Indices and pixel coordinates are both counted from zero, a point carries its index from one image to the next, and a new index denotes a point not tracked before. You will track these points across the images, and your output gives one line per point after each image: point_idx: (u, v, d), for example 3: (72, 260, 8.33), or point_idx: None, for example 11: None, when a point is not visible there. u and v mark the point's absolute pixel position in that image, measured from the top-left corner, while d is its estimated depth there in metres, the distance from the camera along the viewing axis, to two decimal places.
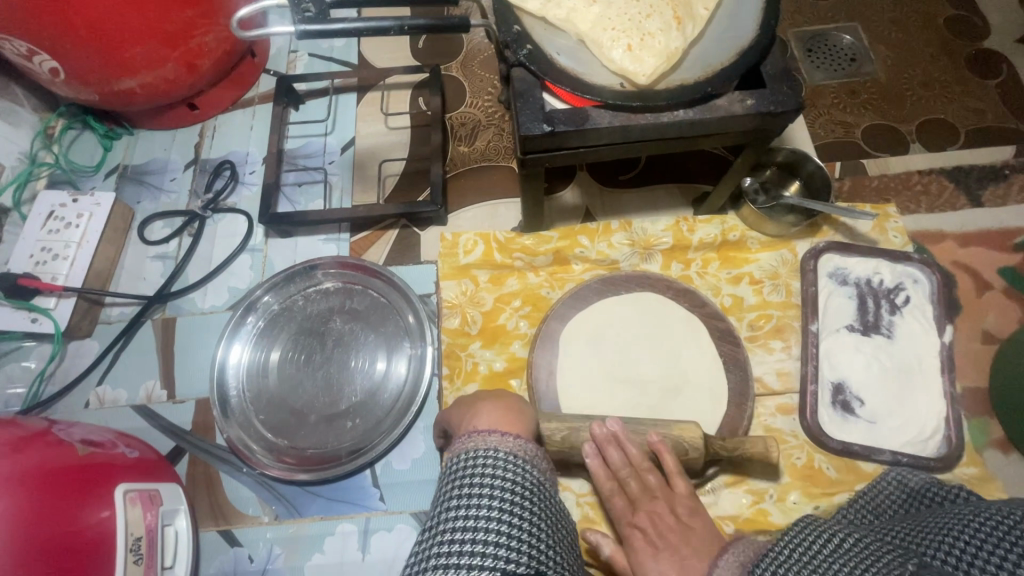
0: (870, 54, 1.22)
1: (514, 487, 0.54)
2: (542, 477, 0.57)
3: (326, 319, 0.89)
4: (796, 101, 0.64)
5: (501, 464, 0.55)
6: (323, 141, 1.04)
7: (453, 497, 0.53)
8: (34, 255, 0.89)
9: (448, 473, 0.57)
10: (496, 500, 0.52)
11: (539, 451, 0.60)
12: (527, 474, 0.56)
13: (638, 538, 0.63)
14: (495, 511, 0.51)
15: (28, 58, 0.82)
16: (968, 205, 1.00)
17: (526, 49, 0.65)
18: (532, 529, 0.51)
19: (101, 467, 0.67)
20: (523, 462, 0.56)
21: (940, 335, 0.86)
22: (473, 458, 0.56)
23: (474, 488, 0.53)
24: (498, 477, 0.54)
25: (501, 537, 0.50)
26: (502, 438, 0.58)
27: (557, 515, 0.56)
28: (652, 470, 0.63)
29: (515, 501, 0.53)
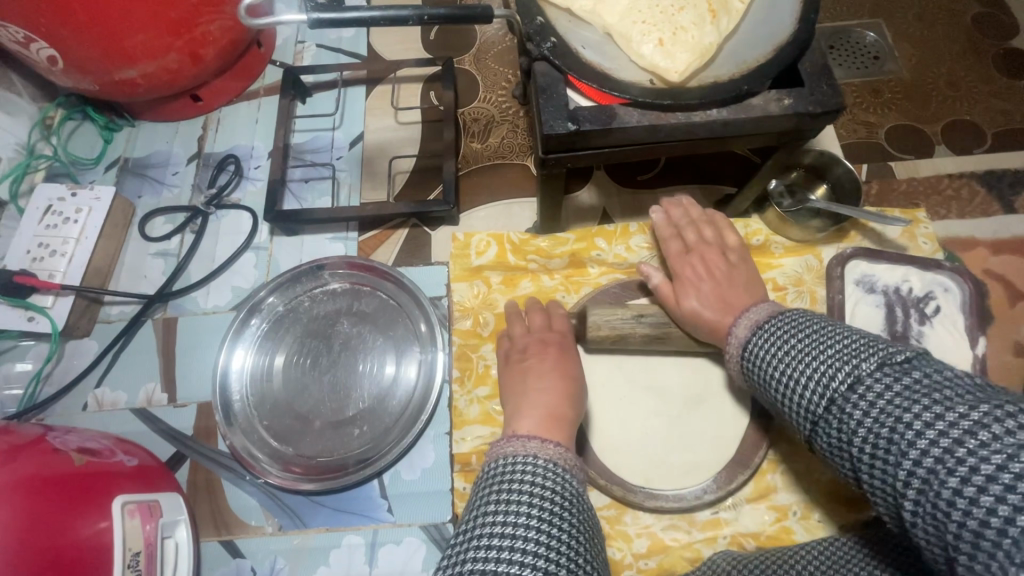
0: (896, 52, 1.18)
1: (554, 495, 0.51)
2: (581, 489, 0.54)
3: (334, 321, 0.85)
4: (835, 102, 0.60)
5: (540, 471, 0.53)
6: (331, 135, 1.01)
7: (488, 502, 0.51)
8: (31, 251, 0.85)
9: (483, 480, 0.54)
10: (535, 509, 0.49)
11: (577, 462, 0.57)
12: (567, 484, 0.53)
13: (690, 275, 0.75)
14: (533, 519, 0.48)
15: (25, 45, 0.79)
16: (1000, 211, 0.96)
17: (550, 42, 0.61)
18: (572, 542, 0.48)
19: (97, 477, 0.64)
20: (563, 470, 0.54)
21: (972, 347, 0.82)
22: (511, 464, 0.54)
23: (512, 493, 0.50)
24: (537, 484, 0.52)
25: (540, 547, 0.46)
26: (543, 445, 0.56)
27: (595, 531, 0.52)
28: (715, 257, 0.77)
29: (555, 511, 0.49)
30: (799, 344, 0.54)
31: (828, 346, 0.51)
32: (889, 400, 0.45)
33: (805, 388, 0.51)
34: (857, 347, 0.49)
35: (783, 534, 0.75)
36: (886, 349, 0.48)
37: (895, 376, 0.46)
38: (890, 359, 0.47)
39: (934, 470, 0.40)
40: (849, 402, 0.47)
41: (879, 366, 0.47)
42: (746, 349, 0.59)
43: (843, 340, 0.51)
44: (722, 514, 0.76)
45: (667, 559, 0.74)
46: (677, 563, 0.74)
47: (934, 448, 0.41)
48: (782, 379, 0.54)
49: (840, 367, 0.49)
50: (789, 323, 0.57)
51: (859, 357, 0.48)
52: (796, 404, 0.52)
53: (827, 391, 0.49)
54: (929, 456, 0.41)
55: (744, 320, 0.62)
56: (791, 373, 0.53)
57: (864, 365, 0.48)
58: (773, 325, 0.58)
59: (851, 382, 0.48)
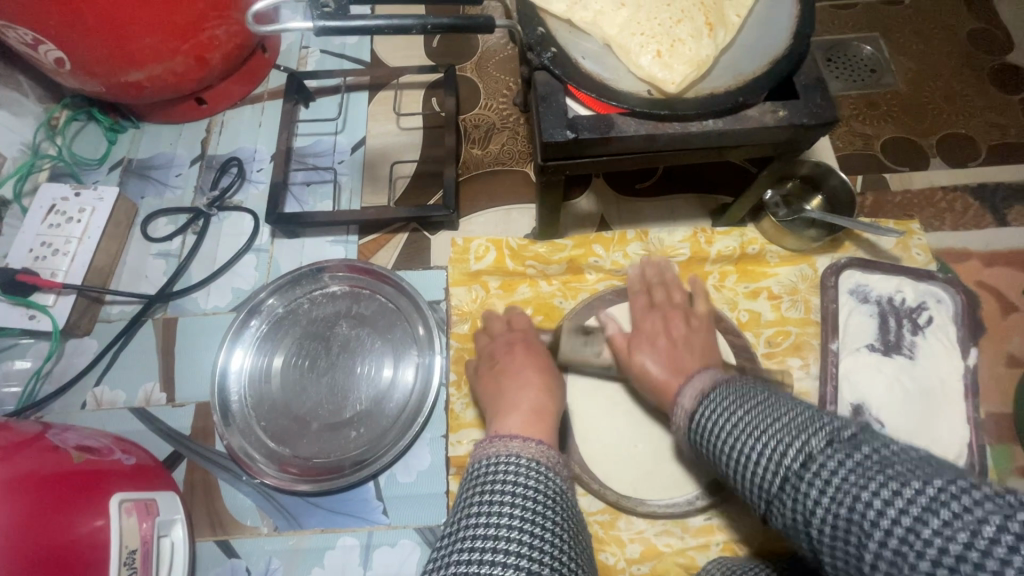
0: (893, 66, 1.20)
1: (537, 494, 0.51)
2: (564, 488, 0.55)
3: (333, 323, 0.86)
4: (830, 114, 0.62)
5: (522, 471, 0.53)
6: (333, 140, 1.02)
7: (473, 503, 0.51)
8: (34, 250, 0.86)
9: (468, 481, 0.55)
10: (518, 509, 0.50)
11: (560, 460, 0.58)
12: (549, 483, 0.53)
13: (648, 337, 0.73)
14: (516, 520, 0.49)
15: (33, 47, 0.80)
16: (992, 224, 0.98)
17: (550, 52, 0.62)
18: (555, 543, 0.48)
19: (95, 474, 0.64)
20: (545, 469, 0.54)
21: (963, 358, 0.83)
22: (494, 463, 0.55)
23: (494, 493, 0.51)
24: (520, 485, 0.52)
25: (523, 547, 0.47)
26: (524, 444, 0.57)
27: (579, 528, 0.53)
28: (676, 319, 0.75)
29: (537, 510, 0.50)
30: (745, 419, 0.49)
31: (777, 418, 0.47)
32: (843, 477, 0.40)
33: (756, 470, 0.47)
34: (805, 422, 0.45)
35: (775, 541, 0.75)
36: (833, 426, 0.44)
37: (843, 453, 0.41)
38: (839, 435, 0.43)
39: (901, 557, 0.35)
40: (800, 480, 0.42)
41: (827, 443, 0.43)
42: (694, 421, 0.55)
43: (789, 415, 0.47)
44: (714, 520, 0.77)
45: (660, 564, 0.75)
46: (670, 569, 0.75)
47: (899, 541, 0.36)
48: (732, 456, 0.49)
49: (787, 444, 0.45)
50: (738, 391, 0.53)
51: (804, 433, 0.45)
52: (747, 488, 0.48)
53: (778, 473, 0.45)
54: (892, 548, 0.36)
55: (689, 392, 0.58)
56: (739, 450, 0.49)
57: (814, 442, 0.43)
58: (722, 393, 0.54)
59: (803, 461, 0.43)
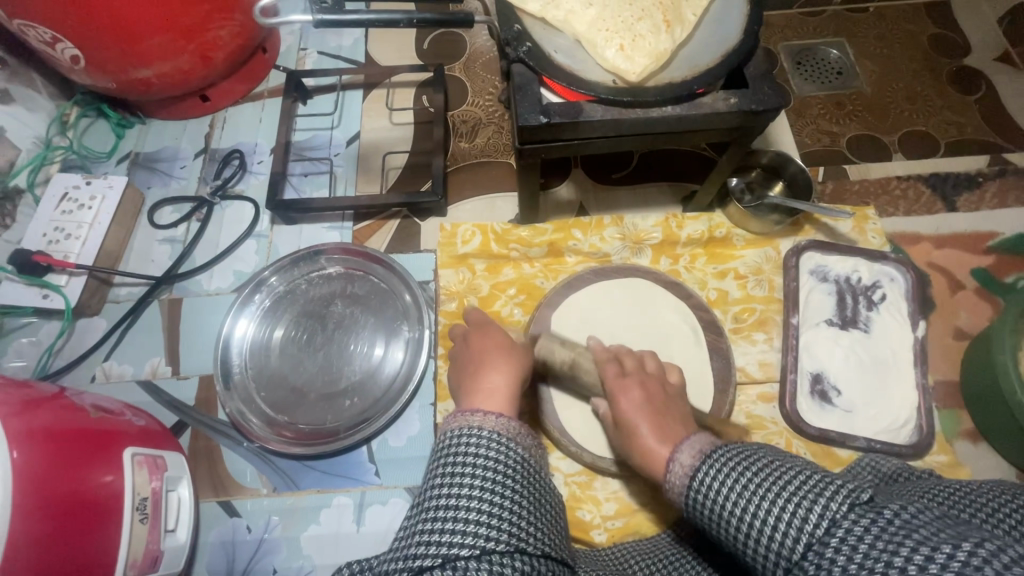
0: (856, 69, 1.28)
1: (496, 465, 0.56)
2: (527, 454, 0.59)
3: (328, 302, 0.92)
4: (776, 101, 0.69)
5: (483, 443, 0.58)
6: (329, 134, 1.08)
7: (437, 474, 0.56)
8: (47, 235, 0.92)
9: (437, 450, 0.60)
10: (478, 480, 0.54)
11: (524, 428, 0.62)
12: (510, 452, 0.58)
13: (628, 399, 0.68)
14: (476, 489, 0.54)
15: (51, 45, 0.86)
16: (943, 210, 1.05)
17: (525, 47, 0.69)
18: (514, 507, 0.53)
19: (111, 430, 0.70)
20: (506, 440, 0.59)
21: (913, 330, 0.90)
22: (458, 437, 0.59)
23: (456, 469, 0.56)
24: (480, 458, 0.56)
25: (481, 515, 0.52)
26: (486, 417, 0.61)
27: (544, 492, 0.57)
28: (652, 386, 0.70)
29: (496, 479, 0.55)
30: (756, 482, 0.49)
31: (787, 482, 0.47)
32: (869, 544, 0.40)
33: (774, 537, 0.46)
34: (817, 484, 0.45)
35: None
36: (850, 489, 0.44)
37: (868, 519, 0.41)
38: (859, 498, 0.43)
39: None
40: (824, 546, 0.42)
41: (849, 508, 0.42)
42: (693, 486, 0.53)
43: (801, 478, 0.47)
44: None
45: (633, 519, 0.80)
46: (642, 524, 0.80)
47: None
48: (744, 522, 0.48)
49: (807, 506, 0.44)
50: (740, 453, 0.53)
51: (823, 496, 0.44)
52: (761, 556, 0.47)
53: (799, 539, 0.44)
54: None
55: (685, 450, 0.57)
56: (752, 515, 0.48)
57: (835, 507, 0.43)
58: (723, 454, 0.54)
59: (826, 527, 0.43)
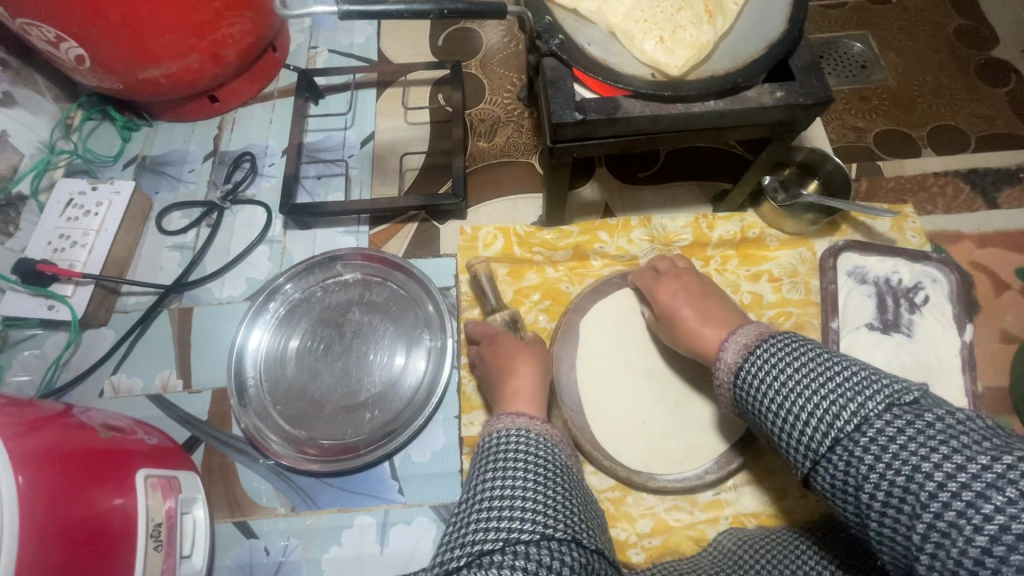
0: (884, 62, 1.24)
1: (545, 463, 0.53)
2: (569, 462, 0.56)
3: (346, 310, 0.88)
4: (825, 95, 0.64)
5: (529, 444, 0.55)
6: (343, 135, 1.04)
7: (485, 472, 0.53)
8: (52, 243, 0.88)
9: (479, 454, 0.57)
10: (530, 474, 0.51)
11: (563, 438, 0.60)
12: (556, 455, 0.55)
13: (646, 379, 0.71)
14: (528, 481, 0.50)
15: (55, 45, 0.83)
16: (983, 208, 1.01)
17: (558, 39, 0.65)
18: (567, 502, 0.49)
19: (122, 451, 0.66)
20: (551, 444, 0.56)
21: (960, 334, 0.86)
22: (503, 438, 0.56)
23: (506, 463, 0.53)
24: (528, 456, 0.54)
25: (536, 504, 0.48)
26: (530, 421, 0.58)
27: (586, 499, 0.54)
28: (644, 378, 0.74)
29: (549, 475, 0.52)
30: (797, 376, 0.51)
31: (828, 380, 0.49)
32: (900, 444, 0.43)
33: (804, 431, 0.49)
34: (859, 381, 0.47)
35: (781, 514, 0.77)
36: (892, 389, 0.46)
37: (904, 418, 0.44)
38: (900, 400, 0.45)
39: (955, 531, 0.38)
40: (854, 441, 0.45)
41: (884, 407, 0.45)
42: (741, 377, 0.56)
43: (846, 375, 0.49)
44: (723, 495, 0.79)
45: (671, 537, 0.76)
46: (681, 542, 0.76)
47: (957, 514, 0.39)
48: (778, 414, 0.52)
49: (842, 405, 0.47)
50: (790, 347, 0.54)
51: (861, 395, 0.47)
52: (790, 444, 0.51)
53: (827, 434, 0.47)
54: (948, 519, 0.39)
55: (734, 345, 0.59)
56: (786, 409, 0.51)
57: (871, 405, 0.46)
58: (768, 348, 0.56)
59: (857, 421, 0.46)
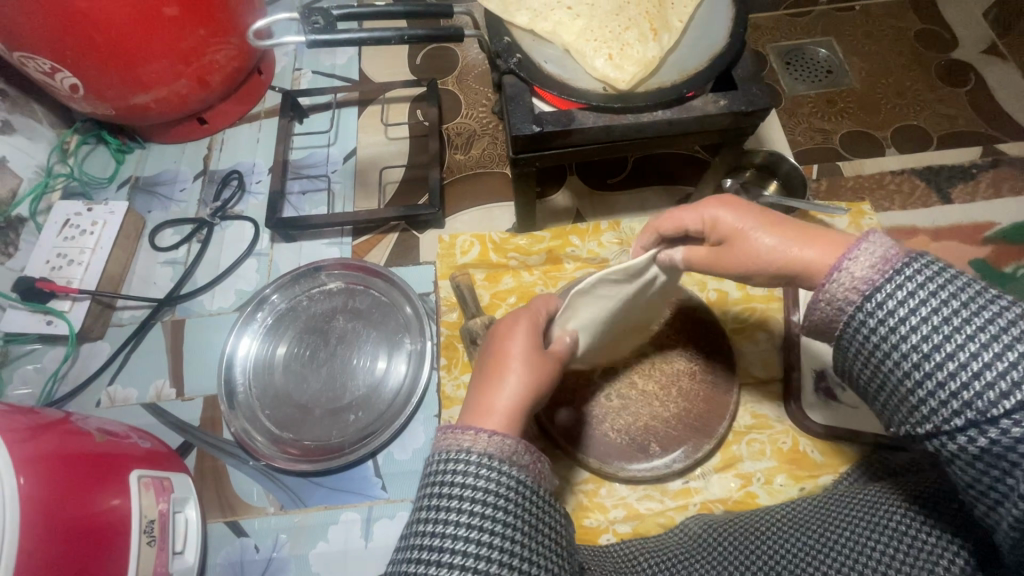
0: (846, 66, 1.29)
1: (490, 497, 0.46)
2: (526, 476, 0.48)
3: (330, 317, 0.93)
4: (765, 102, 0.69)
5: (474, 470, 0.47)
6: (326, 151, 1.10)
7: (423, 509, 0.46)
8: (50, 261, 0.93)
9: (425, 476, 0.49)
10: (473, 513, 0.45)
11: (524, 444, 0.50)
12: (508, 478, 0.47)
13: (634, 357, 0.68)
14: (467, 527, 0.45)
15: (50, 75, 0.88)
16: (939, 203, 1.05)
17: (515, 58, 0.70)
18: (512, 541, 0.45)
19: (117, 454, 0.70)
20: (504, 464, 0.47)
21: None
22: (445, 462, 0.48)
23: (449, 498, 0.46)
24: (476, 486, 0.46)
25: (475, 551, 0.44)
26: (478, 438, 0.49)
27: (542, 514, 0.48)
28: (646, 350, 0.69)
29: (495, 509, 0.45)
30: (965, 316, 0.38)
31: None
32: None
33: (967, 385, 0.37)
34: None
35: (748, 498, 0.81)
36: None
37: None
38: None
39: None
40: None
41: None
42: (873, 300, 0.42)
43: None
44: (691, 483, 0.82)
45: (642, 523, 0.80)
46: (652, 529, 0.79)
47: None
48: (926, 360, 0.39)
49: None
50: (944, 274, 0.40)
51: None
52: (930, 395, 0.39)
53: (1009, 393, 0.35)
54: None
55: (863, 254, 0.44)
56: (940, 355, 0.38)
57: None
58: (920, 268, 0.41)
59: None
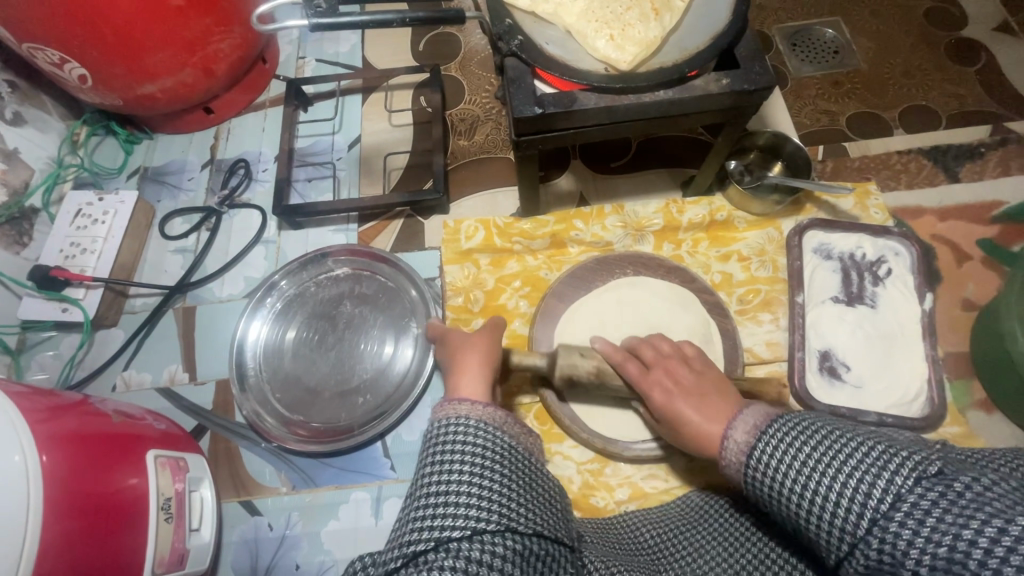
0: (853, 47, 1.27)
1: (483, 451, 0.56)
2: (514, 442, 0.58)
3: (337, 303, 0.94)
4: (767, 80, 0.69)
5: (471, 432, 0.57)
6: (331, 139, 1.10)
7: (427, 464, 0.55)
8: (64, 250, 0.94)
9: (425, 441, 0.59)
10: (467, 466, 0.54)
11: (510, 416, 0.61)
12: (498, 440, 0.57)
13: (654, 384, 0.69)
14: (465, 474, 0.53)
15: (59, 66, 0.89)
16: (947, 182, 1.05)
17: (517, 40, 0.70)
18: (503, 490, 0.53)
19: (131, 436, 0.72)
20: (494, 428, 0.58)
21: (920, 303, 0.89)
22: (444, 425, 0.58)
23: (447, 456, 0.55)
24: (469, 444, 0.56)
25: (472, 499, 0.52)
26: (473, 406, 0.60)
27: (532, 478, 0.57)
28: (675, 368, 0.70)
29: (485, 465, 0.55)
30: (814, 456, 0.49)
31: (851, 456, 0.46)
32: (938, 519, 0.41)
33: (836, 513, 0.46)
34: (880, 458, 0.45)
35: None
36: (917, 460, 0.43)
37: (939, 489, 0.42)
38: (925, 471, 0.43)
39: None
40: (891, 521, 0.42)
41: (917, 481, 0.42)
42: (753, 459, 0.53)
43: (863, 452, 0.46)
44: (696, 462, 0.83)
45: (647, 502, 0.81)
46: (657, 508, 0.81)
47: None
48: (802, 498, 0.48)
49: (870, 483, 0.44)
50: (798, 426, 0.52)
51: (887, 470, 0.44)
52: (824, 529, 0.47)
53: (862, 516, 0.44)
54: None
55: (739, 425, 0.57)
56: (811, 491, 0.48)
57: (900, 480, 0.43)
58: (779, 429, 0.53)
59: (891, 500, 0.43)
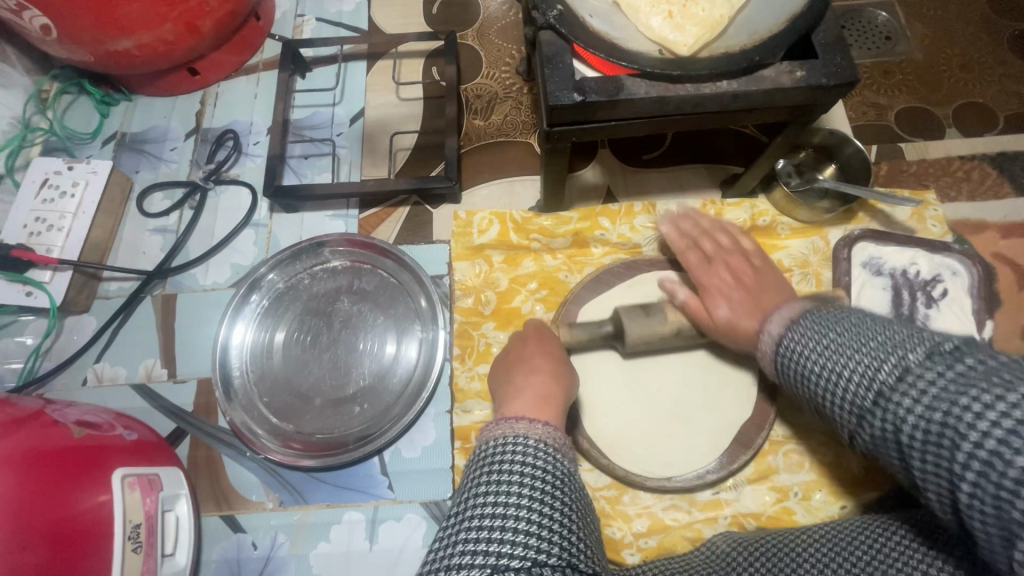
0: (909, 33, 1.14)
1: (545, 475, 0.49)
2: (572, 468, 0.52)
3: (334, 299, 0.85)
4: (851, 75, 0.58)
5: (530, 451, 0.51)
6: (331, 111, 0.99)
7: (478, 483, 0.49)
8: (28, 226, 0.84)
9: (475, 459, 0.52)
10: (526, 488, 0.47)
11: (568, 442, 0.55)
12: (558, 463, 0.51)
13: None
14: (524, 498, 0.46)
15: (17, 13, 0.77)
16: (1010, 194, 0.96)
17: (556, 11, 0.59)
18: (564, 521, 0.46)
19: (98, 449, 0.63)
20: (554, 450, 0.52)
21: (979, 330, 0.81)
22: (501, 445, 0.52)
23: (501, 474, 0.48)
24: (528, 464, 0.49)
25: (531, 525, 0.44)
26: (532, 425, 0.53)
27: (587, 510, 0.51)
28: None
29: (546, 489, 0.48)
30: (836, 340, 0.47)
31: (868, 339, 0.45)
32: (942, 389, 0.39)
33: (848, 387, 0.45)
34: (903, 338, 0.43)
35: (784, 515, 0.75)
36: (933, 340, 0.42)
37: (945, 365, 0.40)
38: (939, 348, 0.41)
39: (994, 464, 0.35)
40: (899, 396, 0.41)
41: (927, 355, 0.41)
42: (783, 347, 0.53)
43: (886, 333, 0.45)
44: (722, 494, 0.76)
45: (668, 537, 0.74)
46: (678, 543, 0.74)
47: (998, 441, 0.35)
48: (822, 380, 0.47)
49: (883, 360, 0.43)
50: (824, 319, 0.50)
51: (902, 348, 0.43)
52: (839, 404, 0.46)
53: (870, 388, 0.43)
54: (990, 447, 0.35)
55: (778, 315, 0.56)
56: (829, 373, 0.47)
57: (911, 354, 0.42)
58: (812, 314, 0.51)
59: (897, 373, 0.42)
